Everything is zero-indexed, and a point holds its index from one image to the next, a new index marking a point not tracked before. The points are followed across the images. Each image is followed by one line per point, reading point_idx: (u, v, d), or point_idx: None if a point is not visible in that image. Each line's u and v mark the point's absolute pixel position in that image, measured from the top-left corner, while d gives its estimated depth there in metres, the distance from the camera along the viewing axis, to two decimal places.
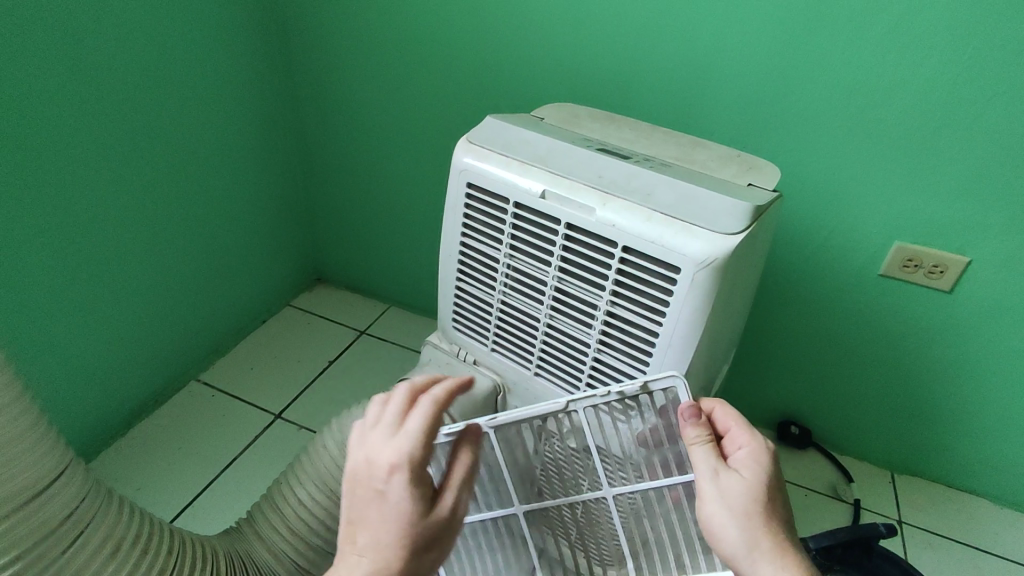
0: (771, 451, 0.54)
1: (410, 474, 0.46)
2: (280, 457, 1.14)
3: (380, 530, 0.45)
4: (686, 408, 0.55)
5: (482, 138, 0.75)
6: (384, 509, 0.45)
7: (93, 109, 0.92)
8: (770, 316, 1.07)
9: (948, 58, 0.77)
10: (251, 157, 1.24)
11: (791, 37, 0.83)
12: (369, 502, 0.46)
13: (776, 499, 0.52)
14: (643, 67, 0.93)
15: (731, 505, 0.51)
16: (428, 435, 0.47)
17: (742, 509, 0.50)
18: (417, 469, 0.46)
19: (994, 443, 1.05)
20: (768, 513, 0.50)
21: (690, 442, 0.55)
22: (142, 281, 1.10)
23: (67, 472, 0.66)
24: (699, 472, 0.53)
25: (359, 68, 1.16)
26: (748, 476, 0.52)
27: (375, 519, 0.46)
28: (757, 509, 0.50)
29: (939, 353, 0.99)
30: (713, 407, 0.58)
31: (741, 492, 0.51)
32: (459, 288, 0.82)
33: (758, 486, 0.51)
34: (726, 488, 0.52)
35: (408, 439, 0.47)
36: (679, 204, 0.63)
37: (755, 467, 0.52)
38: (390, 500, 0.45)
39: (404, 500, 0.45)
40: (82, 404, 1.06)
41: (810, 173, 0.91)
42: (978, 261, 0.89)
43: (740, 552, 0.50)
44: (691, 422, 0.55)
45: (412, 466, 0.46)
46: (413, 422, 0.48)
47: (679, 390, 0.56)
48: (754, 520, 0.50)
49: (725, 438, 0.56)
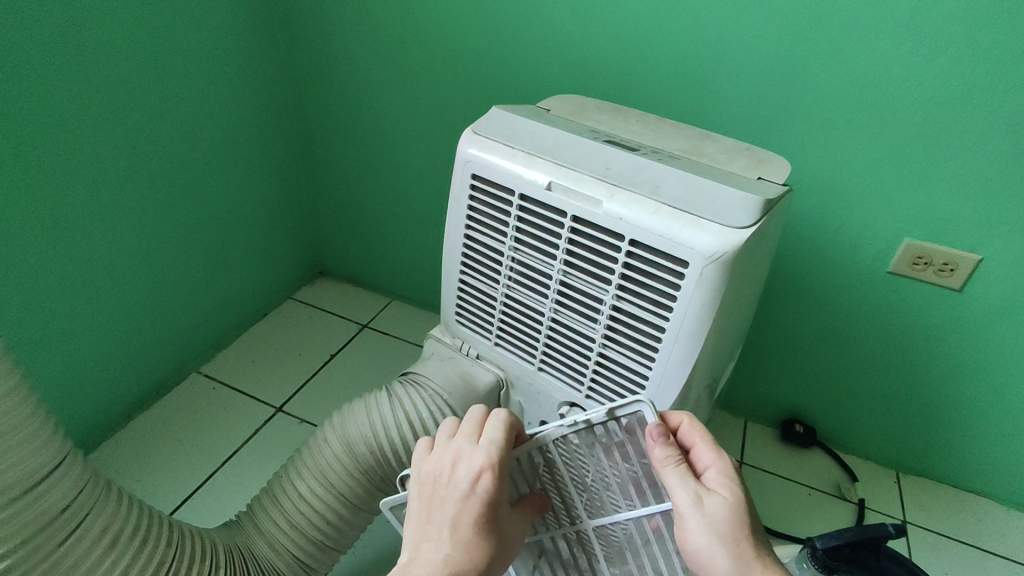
0: (737, 464, 0.55)
1: (496, 475, 0.55)
2: (280, 450, 1.13)
3: (466, 523, 0.54)
4: (655, 429, 0.53)
5: (486, 129, 0.74)
6: (471, 504, 0.54)
7: (95, 100, 0.92)
8: (776, 313, 1.05)
9: (963, 49, 0.75)
10: (254, 149, 1.23)
11: (802, 28, 0.81)
12: (457, 498, 0.54)
13: (752, 513, 0.54)
14: (650, 58, 0.91)
15: (718, 532, 0.51)
16: (509, 444, 0.57)
17: (729, 535, 0.51)
18: (500, 471, 0.56)
19: (1003, 444, 1.03)
20: (751, 531, 0.52)
21: (663, 465, 0.54)
22: (143, 271, 1.09)
23: (63, 467, 0.64)
24: (682, 500, 0.52)
25: (362, 59, 1.15)
26: (728, 494, 0.53)
27: (458, 512, 0.54)
28: (742, 531, 0.52)
29: (948, 353, 0.97)
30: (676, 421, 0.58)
31: (725, 515, 0.52)
32: (462, 281, 0.81)
33: (738, 503, 0.53)
34: (711, 513, 0.52)
35: (496, 446, 0.56)
36: (687, 197, 0.62)
37: (729, 485, 0.53)
38: (478, 494, 0.54)
39: (489, 497, 0.55)
40: (82, 395, 1.06)
41: (818, 169, 0.90)
42: (990, 259, 0.87)
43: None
44: (660, 442, 0.54)
45: (497, 469, 0.55)
46: (496, 431, 0.57)
47: (644, 413, 0.54)
48: (742, 543, 0.51)
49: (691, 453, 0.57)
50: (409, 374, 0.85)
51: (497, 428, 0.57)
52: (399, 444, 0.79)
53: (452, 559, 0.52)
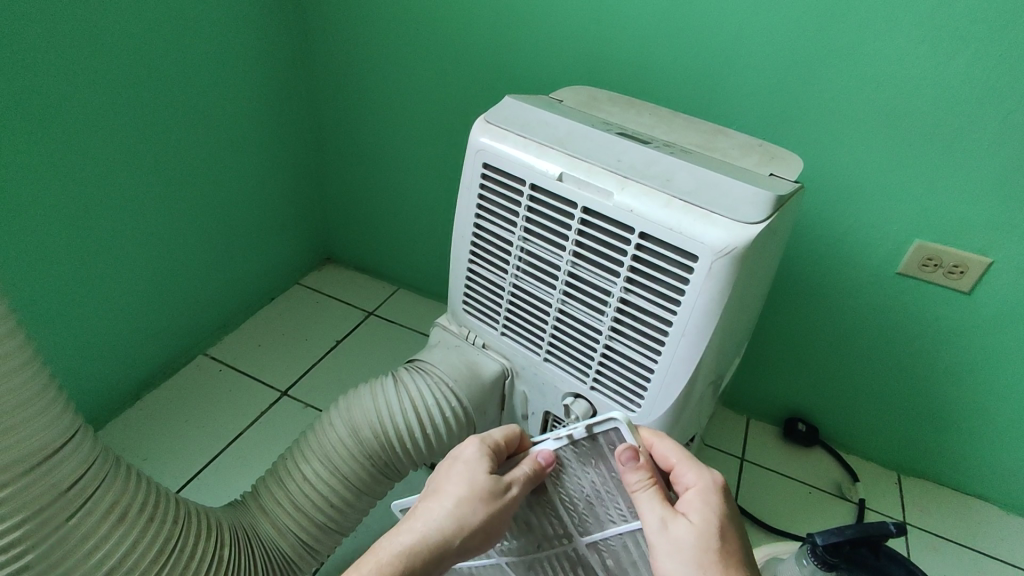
0: (717, 489, 0.55)
1: (483, 443, 0.60)
2: (284, 433, 1.14)
3: (446, 479, 0.59)
4: (624, 453, 0.56)
5: (499, 118, 0.74)
6: (454, 465, 0.59)
7: (109, 79, 0.92)
8: (781, 311, 1.06)
9: (982, 50, 0.74)
10: (265, 133, 1.24)
11: (817, 26, 0.80)
12: (445, 463, 0.61)
13: (730, 542, 0.53)
14: (665, 53, 0.91)
15: (684, 556, 0.52)
16: (509, 433, 0.62)
17: (696, 559, 0.52)
18: (492, 450, 0.61)
19: (1006, 447, 1.03)
20: (721, 557, 0.51)
21: (635, 489, 0.55)
22: (153, 251, 1.10)
23: (73, 442, 0.65)
24: (649, 521, 0.54)
25: (375, 46, 1.15)
26: (698, 519, 0.53)
27: (442, 473, 0.60)
28: (710, 556, 0.51)
29: (955, 355, 0.97)
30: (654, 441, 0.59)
31: (690, 539, 0.52)
32: (471, 270, 0.81)
33: (709, 528, 0.53)
34: (677, 536, 0.53)
35: (493, 429, 0.63)
36: (699, 192, 0.62)
37: (703, 508, 0.54)
38: (459, 454, 0.60)
39: (472, 461, 0.59)
40: (91, 373, 1.07)
41: (831, 168, 0.89)
42: (1000, 263, 0.87)
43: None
44: (631, 467, 0.56)
45: (486, 439, 0.61)
46: (499, 426, 0.64)
47: (620, 430, 0.57)
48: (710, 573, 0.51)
49: (671, 476, 0.58)
50: (415, 361, 0.86)
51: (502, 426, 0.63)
52: (404, 430, 0.80)
53: (426, 505, 0.57)
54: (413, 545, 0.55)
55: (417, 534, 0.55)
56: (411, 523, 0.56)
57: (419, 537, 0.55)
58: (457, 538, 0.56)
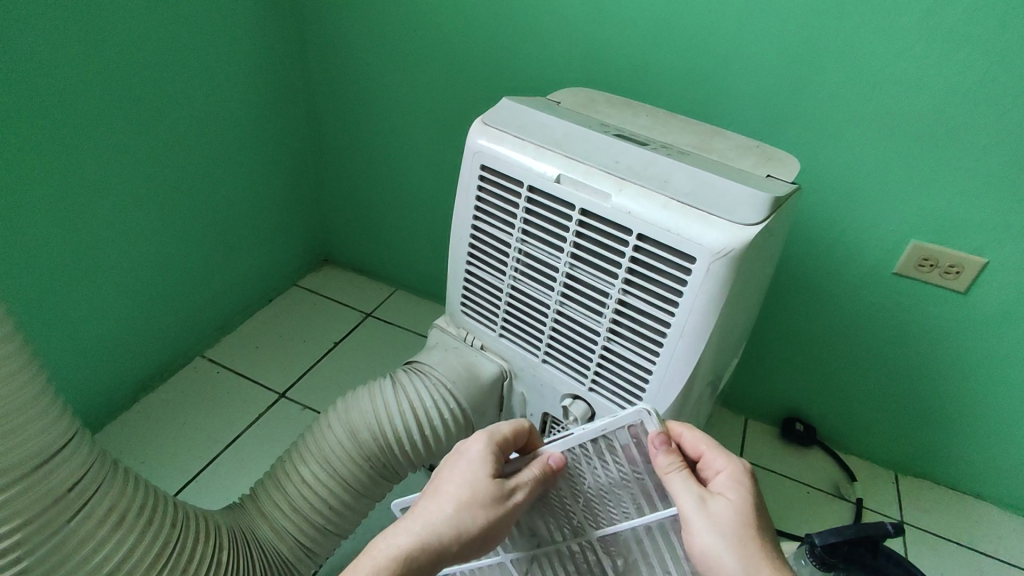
0: (748, 471, 0.56)
1: (489, 442, 0.60)
2: (282, 435, 1.14)
3: (448, 480, 0.58)
4: (657, 437, 0.56)
5: (496, 120, 0.74)
6: (458, 465, 0.59)
7: (105, 82, 0.92)
8: (778, 312, 1.06)
9: (976, 51, 0.75)
10: (261, 135, 1.23)
11: (812, 27, 0.81)
12: (448, 462, 0.60)
13: (764, 522, 0.53)
14: (661, 54, 0.91)
15: (724, 532, 0.51)
16: (515, 430, 0.62)
17: (735, 535, 0.51)
18: (498, 450, 0.60)
19: (1003, 446, 1.03)
20: (758, 533, 0.52)
21: (667, 471, 0.55)
22: (150, 254, 1.10)
23: (71, 444, 0.65)
24: (685, 501, 0.53)
25: (371, 48, 1.15)
26: (734, 497, 0.53)
27: (444, 474, 0.59)
28: (748, 532, 0.52)
29: (951, 354, 0.97)
30: (681, 430, 0.60)
31: (727, 515, 0.52)
32: (469, 272, 0.81)
33: (745, 506, 0.53)
34: (715, 514, 0.52)
35: (499, 426, 0.61)
36: (696, 193, 0.62)
37: (738, 487, 0.54)
38: (464, 455, 0.59)
39: (475, 461, 0.58)
40: (87, 375, 1.07)
41: (826, 169, 0.89)
42: (996, 263, 0.87)
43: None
44: (662, 450, 0.56)
45: (492, 439, 0.60)
46: (505, 421, 0.63)
47: (647, 422, 0.57)
48: (750, 548, 0.51)
49: (699, 462, 0.58)
50: (414, 363, 0.86)
51: (507, 423, 0.62)
52: (402, 432, 0.80)
53: (426, 506, 0.56)
54: (411, 548, 0.54)
55: (415, 537, 0.54)
56: (409, 522, 0.55)
57: (418, 539, 0.54)
58: (456, 542, 0.55)
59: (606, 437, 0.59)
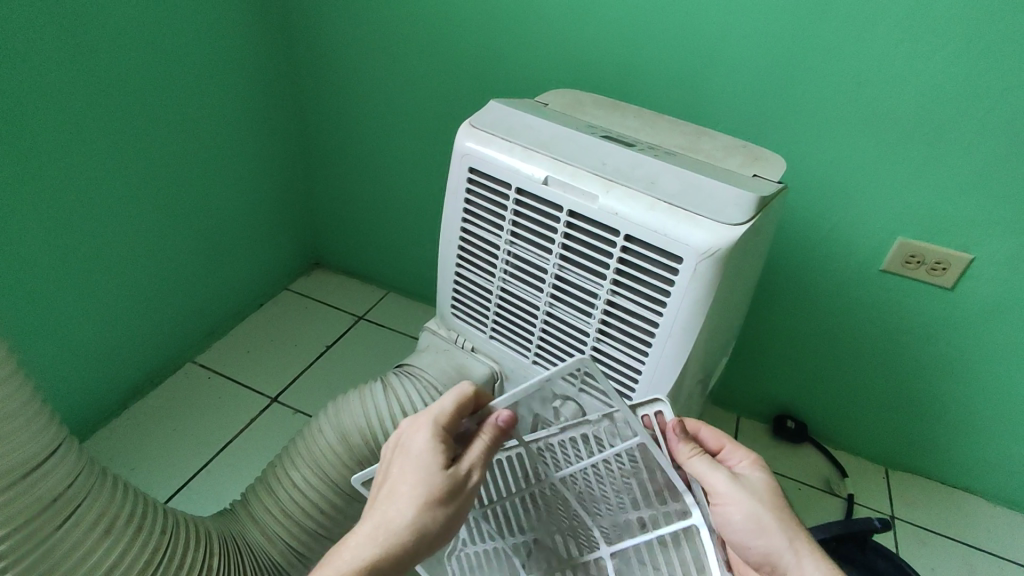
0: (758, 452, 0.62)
1: (435, 428, 0.56)
2: (274, 439, 1.14)
3: (400, 479, 0.54)
4: (677, 428, 0.56)
5: (484, 122, 0.74)
6: (407, 460, 0.55)
7: (91, 88, 0.92)
8: (767, 311, 1.07)
9: (958, 50, 0.76)
10: (250, 140, 1.23)
11: (797, 28, 0.81)
12: (399, 458, 0.56)
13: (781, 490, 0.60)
14: (648, 56, 0.91)
15: (761, 498, 0.56)
16: (460, 404, 0.57)
17: (770, 500, 0.57)
18: (446, 434, 0.56)
19: (991, 440, 1.04)
20: (785, 497, 0.58)
21: (690, 459, 0.57)
22: (138, 261, 1.09)
23: (59, 452, 0.65)
24: (720, 480, 0.57)
25: (359, 52, 1.15)
26: (759, 471, 0.59)
27: (396, 473, 0.55)
28: (778, 496, 0.58)
29: (939, 350, 0.98)
30: (698, 427, 0.63)
31: (757, 483, 0.58)
32: (458, 274, 0.81)
33: (768, 477, 0.59)
34: (750, 485, 0.57)
35: (441, 406, 0.57)
36: (683, 193, 0.63)
37: (758, 464, 0.60)
38: (413, 449, 0.55)
39: (425, 454, 0.55)
40: (76, 383, 1.06)
41: (812, 168, 0.90)
42: (981, 260, 0.88)
43: (779, 541, 0.55)
44: (681, 438, 0.57)
45: (437, 422, 0.56)
46: (447, 395, 0.58)
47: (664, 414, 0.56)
48: (781, 507, 0.57)
49: (720, 453, 0.62)
50: (404, 365, 0.86)
51: (450, 397, 0.58)
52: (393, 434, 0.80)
53: (383, 512, 0.53)
54: (375, 560, 0.51)
55: (377, 547, 0.51)
56: (370, 530, 0.52)
57: (382, 549, 0.51)
58: (422, 541, 0.52)
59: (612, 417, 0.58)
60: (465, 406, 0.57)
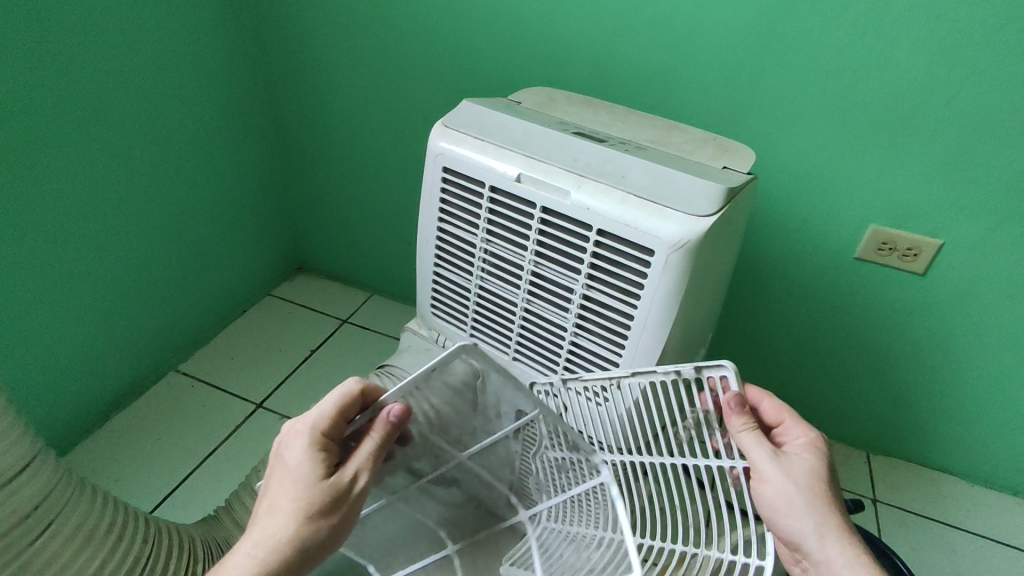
0: (825, 442, 0.58)
1: (312, 438, 0.54)
2: (260, 445, 1.13)
3: (281, 492, 0.54)
4: (733, 400, 0.55)
5: (457, 122, 0.74)
6: (286, 473, 0.54)
7: (62, 98, 0.91)
8: (745, 302, 1.08)
9: (920, 41, 0.77)
10: (227, 146, 1.22)
11: (764, 23, 0.83)
12: (279, 468, 0.55)
13: (834, 482, 0.56)
14: (620, 53, 0.92)
15: (800, 485, 0.54)
16: (341, 408, 0.55)
17: (810, 488, 0.54)
18: (326, 441, 0.54)
19: (966, 421, 1.06)
20: (830, 490, 0.55)
21: (739, 431, 0.55)
22: (115, 271, 1.08)
23: (33, 465, 0.64)
24: (758, 457, 0.54)
25: (336, 56, 1.15)
26: (812, 459, 0.56)
27: (277, 485, 0.54)
28: (822, 487, 0.55)
29: (913, 335, 1.00)
30: (761, 398, 0.61)
31: (800, 465, 0.55)
32: (437, 274, 0.82)
33: (820, 466, 0.56)
34: (793, 469, 0.54)
35: (319, 411, 0.55)
36: (653, 186, 0.63)
37: (815, 452, 0.57)
38: (290, 460, 0.54)
39: (303, 466, 0.53)
40: (55, 395, 1.05)
41: (784, 160, 0.92)
42: (950, 245, 0.90)
43: (805, 525, 0.54)
44: (736, 412, 0.55)
45: (315, 429, 0.54)
46: (327, 397, 0.55)
47: (728, 380, 0.54)
48: (820, 497, 0.54)
49: (778, 429, 0.60)
50: (386, 366, 0.86)
51: (330, 399, 0.55)
52: None
53: (262, 527, 0.53)
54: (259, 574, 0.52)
55: (259, 563, 0.52)
56: (251, 547, 0.52)
57: (263, 565, 0.52)
58: (309, 551, 0.53)
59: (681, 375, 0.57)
60: (346, 409, 0.55)
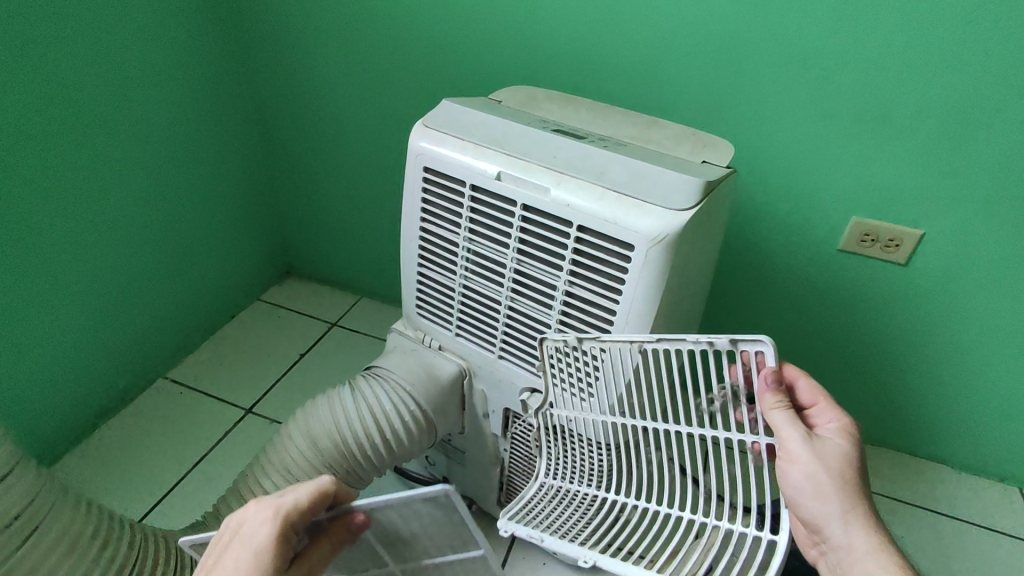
0: (857, 427, 0.56)
1: (282, 526, 0.53)
2: (250, 450, 1.13)
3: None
4: (771, 376, 0.53)
5: (438, 121, 0.74)
6: (243, 557, 0.52)
7: (40, 106, 0.91)
8: (732, 296, 1.09)
9: (895, 33, 0.78)
10: (211, 151, 1.22)
11: (742, 18, 0.83)
12: (234, 550, 0.53)
13: (862, 469, 0.55)
14: (602, 50, 0.92)
15: (829, 469, 0.53)
16: (317, 499, 0.55)
17: (838, 472, 0.53)
18: (290, 531, 0.54)
19: (951, 409, 1.07)
20: (857, 477, 0.54)
21: (773, 409, 0.54)
22: (100, 278, 1.08)
23: (14, 473, 0.63)
24: (790, 437, 0.53)
25: (318, 59, 1.15)
26: (842, 444, 0.55)
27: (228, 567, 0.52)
28: (850, 472, 0.53)
29: (897, 325, 1.01)
30: (797, 377, 0.59)
31: (832, 450, 0.54)
32: (421, 274, 0.82)
33: (850, 452, 0.54)
34: (824, 452, 0.53)
35: (293, 498, 0.54)
36: (632, 182, 0.64)
37: (846, 437, 0.55)
38: (253, 544, 0.52)
39: (263, 553, 0.52)
40: (41, 405, 1.05)
41: (765, 154, 0.92)
42: (930, 234, 0.91)
43: (832, 509, 0.52)
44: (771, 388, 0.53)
45: (286, 517, 0.53)
46: (305, 486, 0.55)
47: (766, 356, 0.52)
48: (847, 482, 0.53)
49: (809, 411, 0.58)
50: (372, 368, 0.86)
51: (307, 490, 0.55)
52: (361, 437, 0.80)
53: None
54: None
55: None
56: None
57: None
58: None
59: (714, 346, 0.54)
60: (320, 503, 0.55)
